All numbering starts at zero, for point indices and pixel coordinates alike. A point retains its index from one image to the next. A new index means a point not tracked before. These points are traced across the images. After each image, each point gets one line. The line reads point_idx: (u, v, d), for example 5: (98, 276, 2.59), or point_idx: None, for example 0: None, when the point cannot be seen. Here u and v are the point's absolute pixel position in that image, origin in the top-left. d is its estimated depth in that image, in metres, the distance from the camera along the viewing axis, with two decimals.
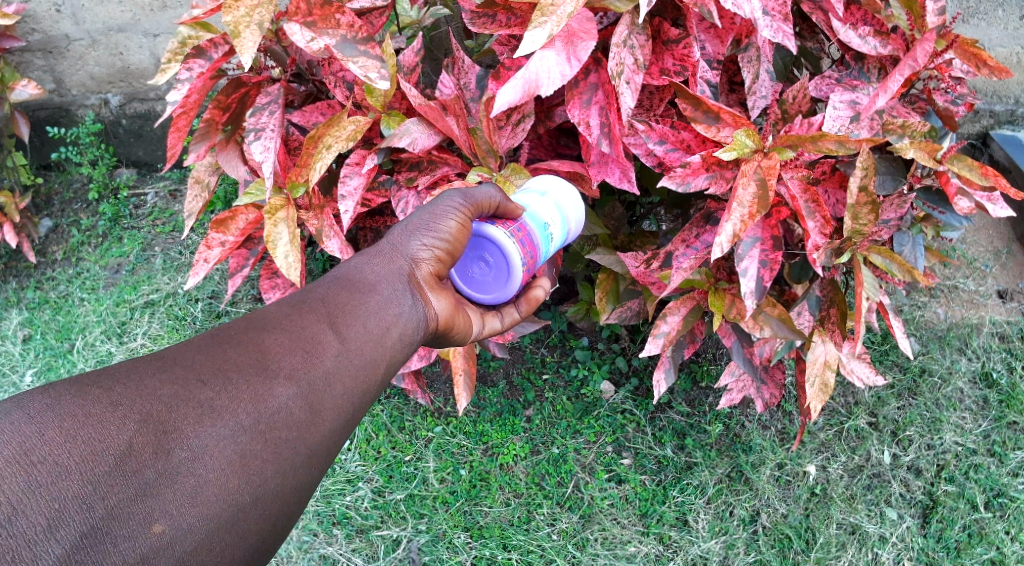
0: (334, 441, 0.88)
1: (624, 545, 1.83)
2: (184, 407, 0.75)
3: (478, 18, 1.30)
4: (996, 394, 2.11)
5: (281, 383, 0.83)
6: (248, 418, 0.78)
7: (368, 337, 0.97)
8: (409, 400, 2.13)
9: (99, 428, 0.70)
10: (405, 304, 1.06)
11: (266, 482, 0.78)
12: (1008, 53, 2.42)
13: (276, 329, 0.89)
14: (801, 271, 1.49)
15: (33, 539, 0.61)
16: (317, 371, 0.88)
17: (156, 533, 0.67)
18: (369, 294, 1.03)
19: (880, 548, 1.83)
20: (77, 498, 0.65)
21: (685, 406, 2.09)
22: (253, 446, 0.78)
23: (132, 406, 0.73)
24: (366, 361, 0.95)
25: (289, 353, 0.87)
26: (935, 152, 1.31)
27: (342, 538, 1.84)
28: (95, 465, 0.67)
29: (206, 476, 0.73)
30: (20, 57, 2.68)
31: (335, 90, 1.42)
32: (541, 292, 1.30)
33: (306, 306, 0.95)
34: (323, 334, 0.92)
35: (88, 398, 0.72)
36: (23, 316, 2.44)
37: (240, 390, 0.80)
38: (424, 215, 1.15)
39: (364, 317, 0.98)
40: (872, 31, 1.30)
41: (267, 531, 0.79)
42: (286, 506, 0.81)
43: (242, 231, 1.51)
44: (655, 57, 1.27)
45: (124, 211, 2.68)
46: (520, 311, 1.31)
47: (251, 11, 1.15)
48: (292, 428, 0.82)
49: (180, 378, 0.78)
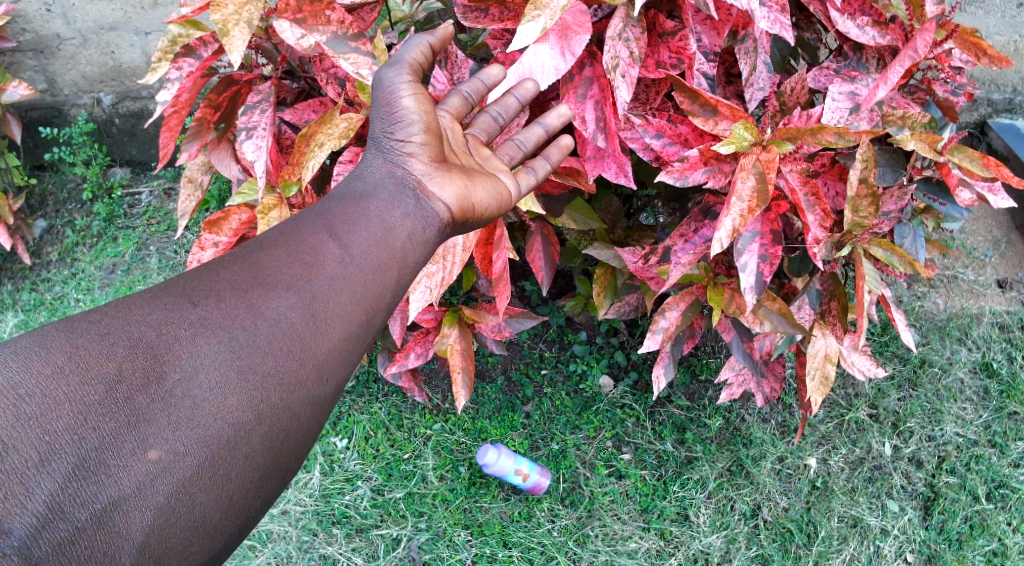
0: (347, 350, 0.86)
1: (625, 540, 1.82)
2: (174, 332, 0.76)
3: (470, 13, 1.26)
4: (997, 384, 2.10)
5: (279, 294, 0.83)
6: (243, 333, 0.78)
7: (371, 239, 0.92)
8: (407, 397, 2.12)
9: (87, 358, 0.71)
10: (408, 204, 1.00)
11: (269, 398, 0.77)
12: (1006, 41, 2.40)
13: (271, 247, 0.88)
14: (801, 265, 1.49)
15: (24, 473, 0.63)
16: (318, 279, 0.86)
17: (152, 459, 0.69)
18: (367, 201, 0.97)
19: (882, 541, 1.83)
20: (68, 429, 0.67)
21: (685, 400, 2.08)
22: (252, 361, 0.77)
23: (120, 334, 0.74)
24: (373, 264, 0.90)
25: (286, 266, 0.86)
26: (936, 143, 1.29)
27: (341, 538, 1.82)
28: (87, 394, 0.69)
29: (200, 397, 0.73)
30: (11, 57, 2.65)
31: (327, 86, 1.40)
32: (569, 139, 1.24)
33: (301, 223, 0.92)
34: (322, 244, 0.89)
35: (76, 331, 0.74)
36: (18, 317, 2.40)
37: (233, 306, 0.80)
38: (382, 111, 1.07)
39: (363, 221, 0.93)
40: (871, 20, 1.28)
41: (278, 452, 0.78)
42: (298, 427, 0.80)
43: (236, 231, 1.49)
44: (650, 50, 1.25)
45: (119, 210, 2.68)
46: (551, 163, 1.24)
47: (240, 9, 1.13)
48: (294, 338, 0.81)
49: (170, 302, 0.79)
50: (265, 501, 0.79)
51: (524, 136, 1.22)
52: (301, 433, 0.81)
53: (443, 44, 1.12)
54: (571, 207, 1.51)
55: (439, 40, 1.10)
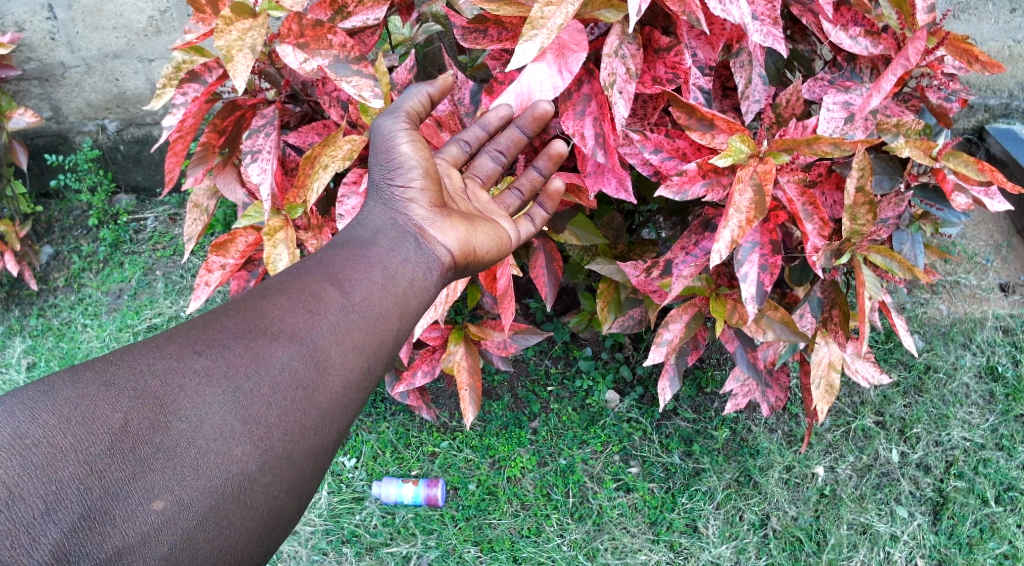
0: (349, 397, 0.87)
1: (635, 553, 1.82)
2: (178, 381, 0.78)
3: (469, 34, 1.29)
4: (1003, 387, 2.10)
5: (282, 343, 0.84)
6: (246, 382, 0.80)
7: (372, 285, 0.94)
8: (415, 416, 2.14)
9: (92, 408, 0.73)
10: (408, 249, 1.02)
11: (272, 448, 0.78)
12: (999, 47, 2.42)
13: (275, 295, 0.90)
14: (802, 274, 1.51)
15: (31, 523, 0.65)
16: (321, 327, 0.87)
17: (157, 510, 0.70)
18: (368, 248, 0.99)
19: (892, 547, 1.82)
20: (75, 479, 0.69)
21: (691, 412, 2.10)
22: (256, 412, 0.79)
23: (125, 384, 0.76)
24: (374, 311, 0.92)
25: (290, 314, 0.87)
26: (930, 149, 1.32)
27: (351, 556, 1.83)
28: (93, 444, 0.71)
29: (205, 447, 0.75)
30: (17, 86, 2.69)
31: (330, 110, 1.43)
32: (559, 183, 1.32)
33: (304, 271, 0.94)
34: (324, 291, 0.91)
35: (81, 381, 0.75)
36: (26, 344, 2.41)
37: (237, 356, 0.82)
38: (382, 158, 1.11)
39: (364, 268, 0.95)
40: (863, 31, 1.30)
41: (282, 500, 0.79)
42: (302, 475, 0.81)
43: (242, 253, 1.52)
44: (647, 65, 1.27)
45: (125, 236, 2.71)
46: (547, 209, 1.34)
47: (244, 35, 1.16)
48: (296, 388, 0.82)
49: (172, 352, 0.81)
50: (269, 549, 0.80)
51: (520, 184, 1.31)
52: (305, 481, 0.82)
53: (443, 94, 1.18)
54: (572, 224, 1.53)
55: (438, 90, 1.17)
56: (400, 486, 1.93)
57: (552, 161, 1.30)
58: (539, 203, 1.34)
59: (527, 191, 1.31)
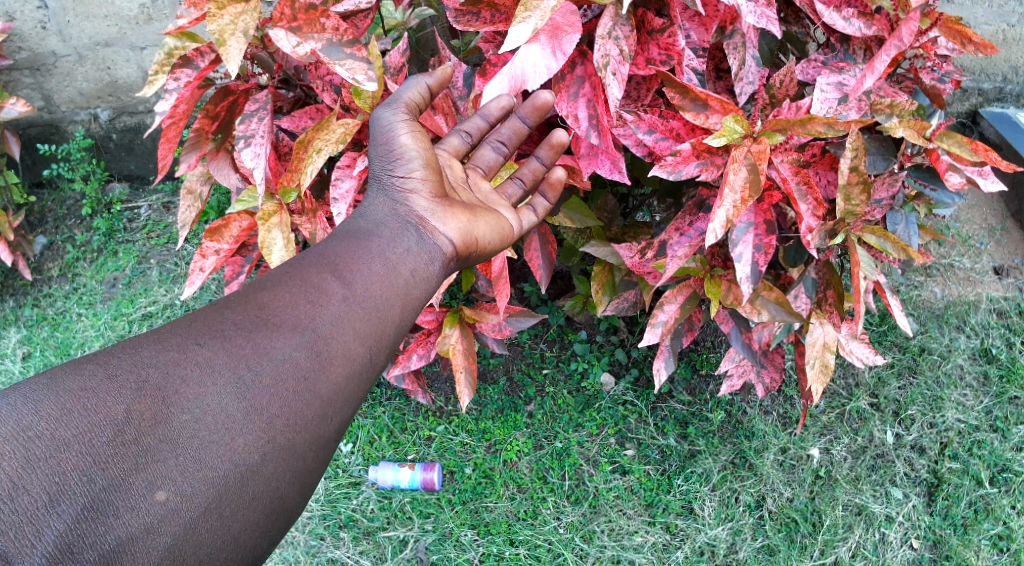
0: (351, 387, 0.87)
1: (632, 535, 1.83)
2: (180, 372, 0.77)
3: (462, 16, 1.29)
4: (996, 369, 2.11)
5: (283, 335, 0.84)
6: (248, 373, 0.80)
7: (373, 277, 0.94)
8: (410, 399, 2.13)
9: (95, 400, 0.73)
10: (409, 240, 1.02)
11: (274, 439, 0.78)
12: (994, 30, 2.42)
13: (276, 286, 0.90)
14: (796, 254, 1.48)
15: (35, 514, 0.65)
16: (322, 318, 0.87)
17: (159, 501, 0.70)
18: (370, 239, 0.99)
19: (887, 528, 1.83)
20: (78, 470, 0.68)
21: (686, 395, 2.09)
22: (258, 403, 0.79)
23: (127, 375, 0.76)
24: (376, 302, 0.92)
25: (291, 305, 0.87)
26: (924, 130, 1.32)
27: (349, 541, 1.84)
28: (95, 436, 0.70)
29: (208, 438, 0.75)
30: (7, 76, 2.67)
31: (323, 93, 1.42)
32: (561, 173, 1.33)
33: (306, 262, 0.94)
34: (325, 283, 0.91)
35: (83, 372, 0.75)
36: (22, 334, 2.41)
37: (240, 346, 0.82)
38: (383, 149, 1.10)
39: (366, 259, 0.95)
40: (857, 11, 1.29)
41: (285, 491, 0.79)
42: (305, 466, 0.81)
43: (237, 237, 1.51)
44: (641, 47, 1.26)
45: (118, 225, 2.70)
46: (548, 199, 1.34)
47: (236, 19, 1.16)
48: (298, 378, 0.82)
49: (175, 343, 0.80)
50: (270, 542, 0.80)
51: (522, 173, 1.30)
52: (308, 472, 0.82)
53: (442, 84, 1.17)
54: (567, 206, 1.53)
55: (437, 81, 1.16)
56: (397, 470, 1.93)
57: (553, 150, 1.29)
58: (541, 194, 1.34)
59: (530, 180, 1.30)
